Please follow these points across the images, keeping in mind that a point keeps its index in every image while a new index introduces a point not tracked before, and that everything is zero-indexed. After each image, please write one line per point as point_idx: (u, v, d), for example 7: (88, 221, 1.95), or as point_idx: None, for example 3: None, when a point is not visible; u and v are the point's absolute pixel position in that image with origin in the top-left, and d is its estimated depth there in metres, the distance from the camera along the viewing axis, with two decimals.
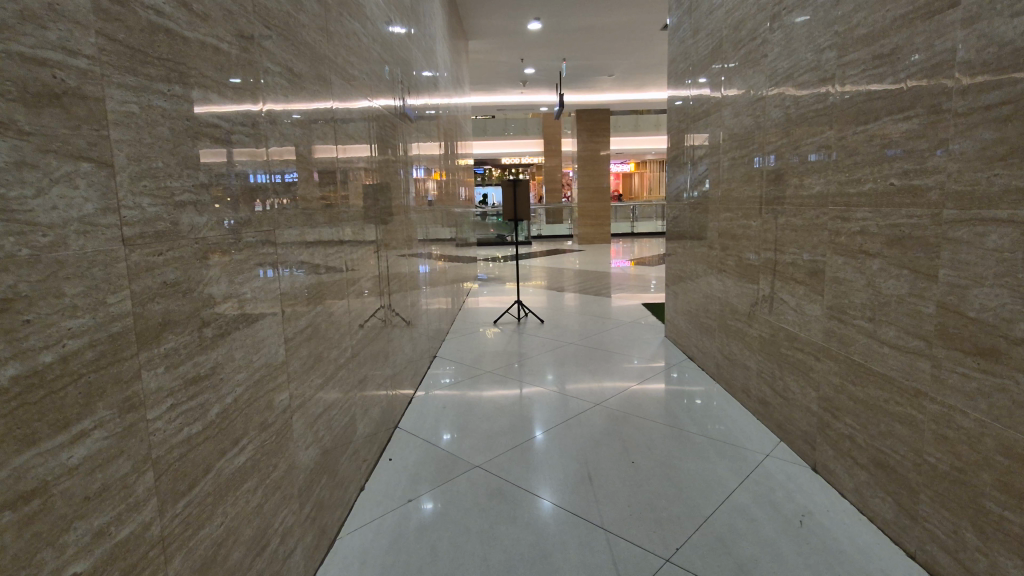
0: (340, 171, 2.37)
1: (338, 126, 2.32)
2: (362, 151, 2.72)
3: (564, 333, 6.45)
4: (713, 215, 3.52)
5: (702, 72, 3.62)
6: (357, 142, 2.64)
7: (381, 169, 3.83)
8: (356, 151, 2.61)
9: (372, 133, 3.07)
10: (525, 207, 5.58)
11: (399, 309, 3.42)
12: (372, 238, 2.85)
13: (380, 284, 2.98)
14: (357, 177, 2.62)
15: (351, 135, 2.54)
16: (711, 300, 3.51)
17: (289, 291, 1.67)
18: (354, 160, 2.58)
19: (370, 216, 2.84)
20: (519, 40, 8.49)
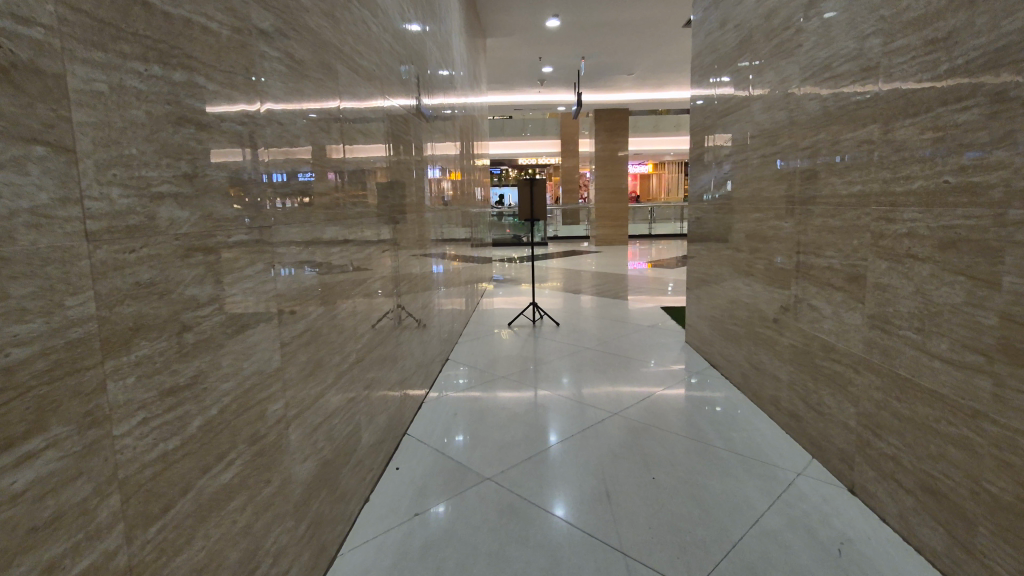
0: (348, 167, 2.25)
1: (347, 119, 2.21)
2: (373, 149, 2.62)
3: (581, 337, 6.31)
4: (740, 216, 3.35)
5: (728, 67, 3.45)
6: (369, 139, 2.54)
7: (394, 167, 3.72)
8: (367, 148, 2.51)
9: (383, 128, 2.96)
10: (542, 207, 5.43)
11: (411, 311, 3.31)
12: (382, 238, 2.74)
13: (391, 285, 2.87)
14: (368, 175, 2.52)
15: (361, 129, 2.43)
16: (738, 306, 3.33)
17: (286, 292, 1.55)
18: (365, 158, 2.48)
19: (380, 216, 2.73)
20: (537, 37, 8.35)
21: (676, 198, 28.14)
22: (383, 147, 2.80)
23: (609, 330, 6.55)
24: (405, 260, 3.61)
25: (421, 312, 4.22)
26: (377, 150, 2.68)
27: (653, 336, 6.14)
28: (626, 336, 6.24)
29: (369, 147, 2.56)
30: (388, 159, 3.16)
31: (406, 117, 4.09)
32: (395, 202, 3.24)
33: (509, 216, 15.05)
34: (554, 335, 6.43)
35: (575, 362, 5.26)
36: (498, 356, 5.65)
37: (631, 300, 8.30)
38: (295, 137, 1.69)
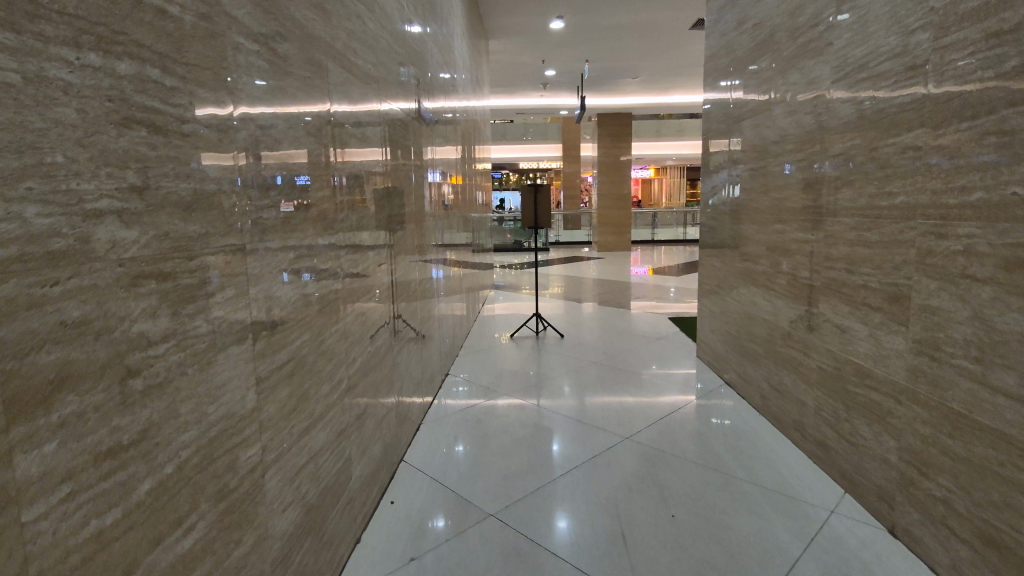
0: (342, 175, 2.06)
1: (340, 122, 2.02)
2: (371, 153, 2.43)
3: (586, 346, 6.10)
4: (757, 226, 3.16)
5: (746, 68, 3.27)
6: (366, 144, 2.36)
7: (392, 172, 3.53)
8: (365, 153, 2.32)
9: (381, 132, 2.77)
10: (546, 214, 5.25)
11: (409, 325, 3.11)
12: (379, 250, 2.55)
13: (388, 300, 2.67)
14: (365, 182, 2.33)
15: (357, 133, 2.24)
16: (756, 322, 3.13)
17: (266, 319, 1.36)
18: (361, 164, 2.29)
19: (377, 226, 2.54)
20: (541, 40, 8.19)
21: (677, 202, 28.01)
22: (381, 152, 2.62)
23: (614, 340, 6.34)
24: (405, 270, 3.41)
25: (421, 324, 4.02)
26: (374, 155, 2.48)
27: (661, 347, 5.92)
28: (632, 346, 6.03)
29: (368, 152, 2.43)
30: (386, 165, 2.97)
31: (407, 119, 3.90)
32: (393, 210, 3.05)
33: (510, 221, 14.87)
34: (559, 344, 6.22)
35: (579, 374, 5.05)
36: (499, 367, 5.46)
37: (635, 308, 8.10)
38: (280, 142, 1.50)
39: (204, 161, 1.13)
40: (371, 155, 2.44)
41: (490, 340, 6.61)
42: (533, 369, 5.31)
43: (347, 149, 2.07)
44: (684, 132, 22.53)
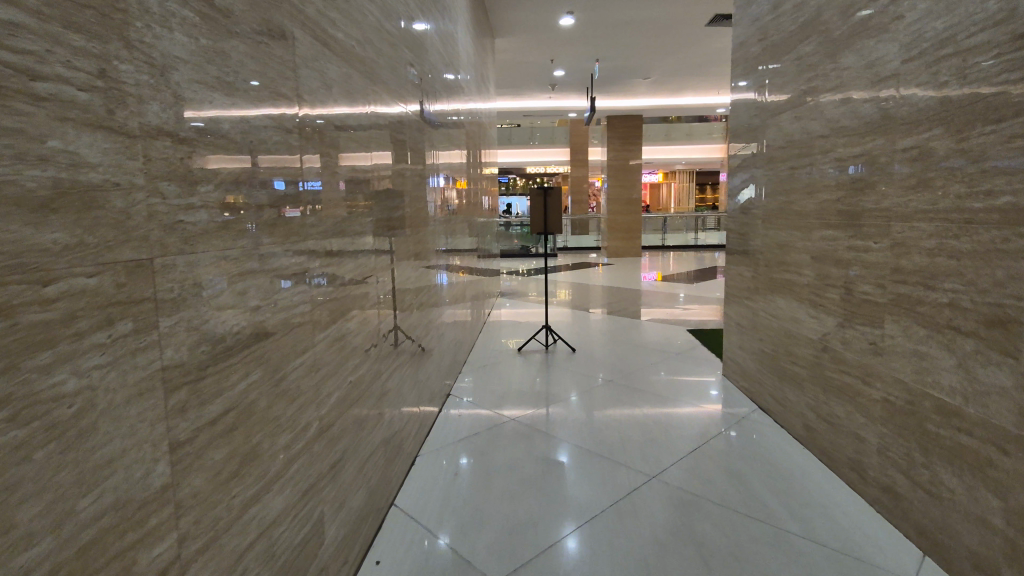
0: (325, 172, 1.71)
1: (322, 108, 1.67)
2: (362, 148, 2.08)
3: (597, 358, 5.69)
4: (795, 233, 2.79)
5: (784, 55, 2.90)
6: (358, 135, 2.01)
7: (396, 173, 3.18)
8: (354, 147, 1.97)
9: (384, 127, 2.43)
10: (556, 218, 4.89)
11: (408, 343, 2.75)
12: (372, 259, 2.20)
13: (382, 316, 2.31)
14: (353, 181, 1.98)
15: (347, 123, 1.89)
16: (799, 343, 2.74)
17: (194, 359, 1.01)
18: (350, 159, 1.94)
19: (370, 232, 2.18)
20: (550, 38, 7.86)
21: (686, 207, 27.62)
22: (375, 148, 2.27)
23: (627, 351, 5.92)
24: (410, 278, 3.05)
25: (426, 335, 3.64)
26: (366, 150, 2.13)
27: (678, 360, 5.49)
28: (647, 358, 5.61)
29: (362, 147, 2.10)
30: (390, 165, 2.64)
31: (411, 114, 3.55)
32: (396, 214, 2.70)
33: (517, 226, 14.53)
34: (567, 356, 5.82)
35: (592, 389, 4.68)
36: (506, 380, 5.10)
37: (648, 317, 7.72)
38: (226, 126, 1.14)
39: (207, 165, 1.06)
40: (363, 149, 2.09)
41: (496, 351, 6.25)
42: (543, 382, 4.94)
43: (328, 139, 1.72)
44: (693, 135, 22.13)
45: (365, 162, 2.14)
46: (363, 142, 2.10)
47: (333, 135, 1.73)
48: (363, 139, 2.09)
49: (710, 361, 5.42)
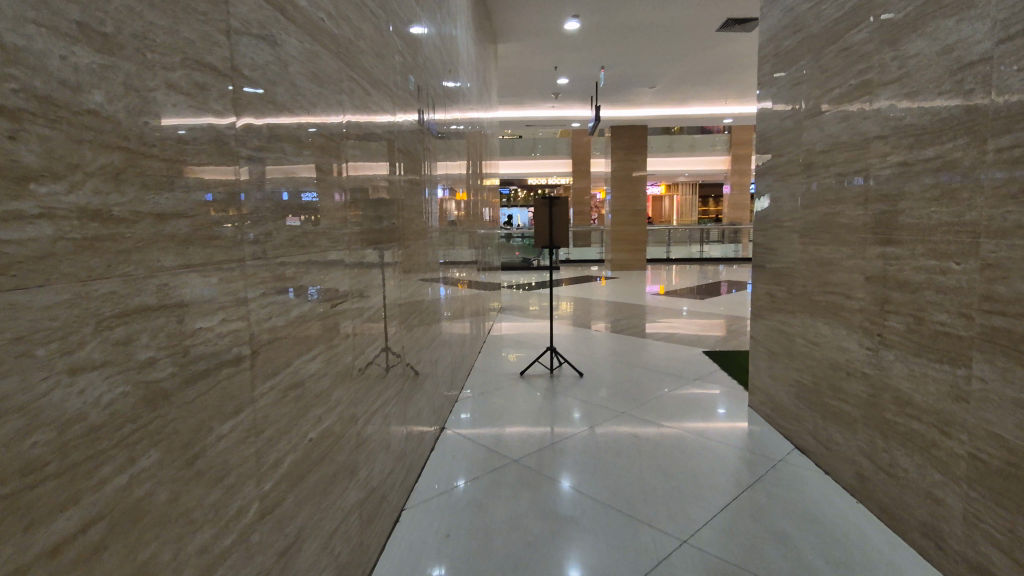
0: (284, 175, 1.34)
1: (277, 93, 1.31)
2: (339, 143, 1.71)
3: (601, 377, 5.27)
4: (842, 249, 2.42)
5: (826, 46, 2.54)
6: (332, 130, 1.64)
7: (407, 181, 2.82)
8: (327, 142, 1.60)
9: (372, 124, 2.07)
10: (563, 230, 4.54)
11: (398, 374, 2.37)
12: (351, 280, 1.82)
13: (365, 346, 1.93)
14: (326, 185, 1.60)
15: (316, 115, 1.53)
16: (849, 378, 2.36)
17: (13, 454, 0.64)
18: (323, 158, 1.57)
19: (351, 247, 1.81)
20: (554, 43, 7.57)
21: (689, 219, 27.30)
22: (359, 145, 1.90)
23: (632, 368, 5.51)
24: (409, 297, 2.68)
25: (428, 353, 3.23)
26: (345, 148, 1.76)
27: (688, 379, 5.09)
28: (655, 376, 5.20)
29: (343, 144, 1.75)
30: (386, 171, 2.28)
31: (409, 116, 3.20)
32: (389, 225, 2.34)
33: (519, 238, 14.21)
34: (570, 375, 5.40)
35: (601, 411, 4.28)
36: (508, 400, 4.70)
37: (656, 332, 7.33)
38: (104, 100, 0.78)
39: (192, 176, 0.98)
40: (340, 148, 1.72)
41: (498, 369, 5.86)
42: (548, 403, 4.55)
43: (286, 131, 1.35)
44: (697, 147, 21.86)
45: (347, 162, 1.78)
46: (342, 138, 1.73)
47: (292, 128, 1.37)
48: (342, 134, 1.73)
49: (726, 380, 5.02)
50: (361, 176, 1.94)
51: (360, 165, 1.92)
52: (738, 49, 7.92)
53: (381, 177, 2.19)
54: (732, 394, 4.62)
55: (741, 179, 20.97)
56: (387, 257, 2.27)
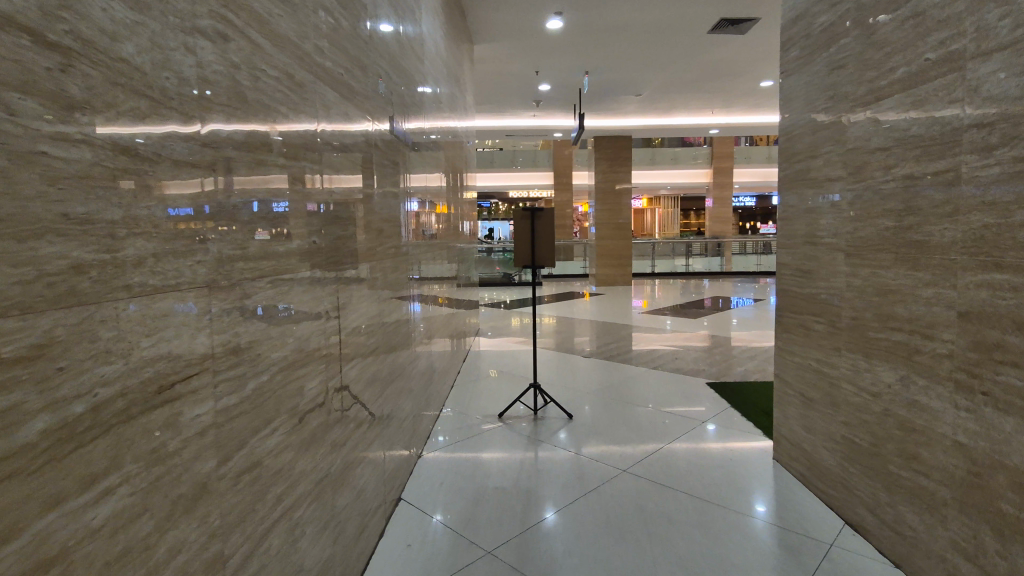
0: (46, 165, 0.72)
1: (25, 9, 0.69)
2: (208, 125, 1.08)
3: (590, 400, 4.61)
4: (913, 275, 1.86)
5: (880, 16, 2.00)
6: (190, 102, 1.02)
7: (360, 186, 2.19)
8: (174, 119, 0.97)
9: (289, 104, 1.46)
10: (546, 246, 3.94)
11: (335, 449, 1.72)
12: (241, 334, 1.18)
13: (268, 429, 1.29)
14: (174, 190, 0.97)
15: (150, 71, 0.91)
16: (931, 446, 1.79)
17: None
18: (164, 146, 0.94)
19: (231, 284, 1.15)
20: (535, 45, 7.04)
21: (671, 232, 27.00)
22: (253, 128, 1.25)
23: (623, 389, 4.88)
24: (353, 338, 2.02)
25: (389, 399, 2.56)
26: (223, 132, 1.13)
27: (686, 402, 4.45)
28: (649, 399, 4.56)
29: (215, 124, 1.11)
30: (314, 174, 1.66)
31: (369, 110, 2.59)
32: (319, 247, 1.70)
33: (500, 252, 13.64)
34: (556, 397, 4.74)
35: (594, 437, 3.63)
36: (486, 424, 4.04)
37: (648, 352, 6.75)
38: None
39: (105, 189, 0.81)
40: (214, 132, 1.10)
41: (477, 390, 5.21)
42: (531, 428, 3.89)
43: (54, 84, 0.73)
44: (678, 160, 21.62)
45: (223, 148, 1.14)
46: (211, 112, 1.09)
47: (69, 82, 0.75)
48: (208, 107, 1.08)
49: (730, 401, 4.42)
50: (259, 174, 1.30)
51: (255, 159, 1.28)
52: (728, 54, 7.49)
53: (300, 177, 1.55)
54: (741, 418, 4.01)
55: (723, 192, 20.76)
56: (313, 291, 1.62)
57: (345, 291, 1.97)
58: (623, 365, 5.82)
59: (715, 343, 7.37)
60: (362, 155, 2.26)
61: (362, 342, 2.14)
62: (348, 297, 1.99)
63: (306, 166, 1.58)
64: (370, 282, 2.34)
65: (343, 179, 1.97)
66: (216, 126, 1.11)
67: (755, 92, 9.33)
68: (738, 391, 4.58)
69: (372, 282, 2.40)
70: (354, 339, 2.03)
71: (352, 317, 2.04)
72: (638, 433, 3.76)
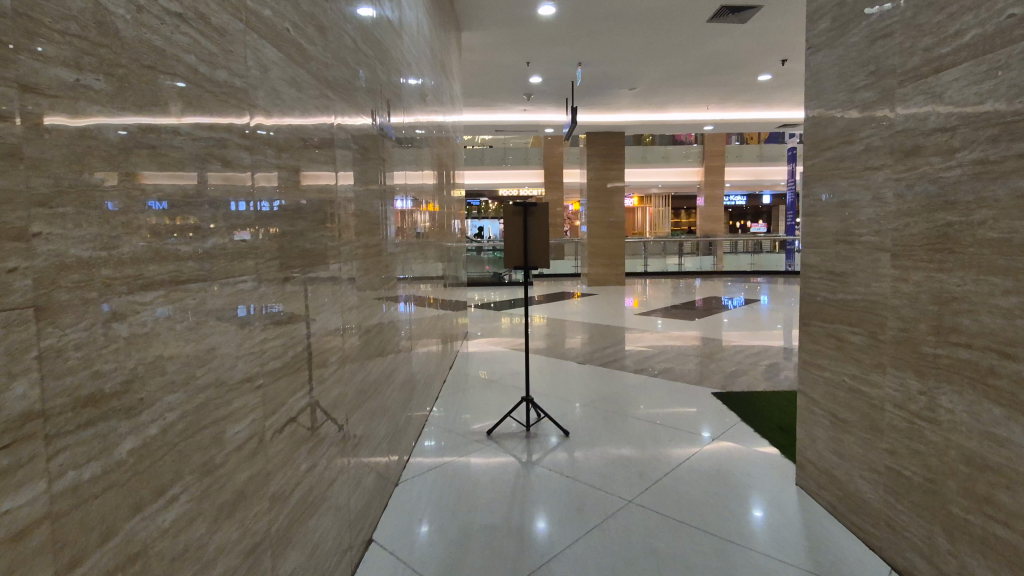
0: None
1: None
2: (35, 64, 0.74)
3: (586, 404, 4.24)
4: (983, 280, 1.55)
5: None
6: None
7: (321, 172, 1.83)
8: None
9: (204, 57, 1.10)
10: (539, 245, 3.58)
11: (279, 502, 1.37)
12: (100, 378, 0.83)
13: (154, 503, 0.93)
14: None
15: None
16: (1008, 487, 1.48)
17: None
18: None
19: (61, 305, 0.77)
20: (527, 34, 6.70)
21: (661, 231, 26.82)
22: (123, 121, 0.89)
23: (623, 391, 4.50)
24: (307, 352, 1.64)
25: (361, 422, 2.20)
26: (66, 78, 0.78)
27: (691, 402, 4.10)
28: (651, 401, 4.18)
29: (49, 119, 0.76)
30: (243, 166, 1.29)
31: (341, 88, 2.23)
32: (251, 246, 1.32)
33: (490, 250, 13.31)
34: (548, 401, 4.38)
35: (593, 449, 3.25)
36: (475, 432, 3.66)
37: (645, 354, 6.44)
38: None
39: None
40: (46, 76, 0.75)
41: (467, 394, 4.85)
42: (524, 437, 3.51)
43: None
44: (669, 158, 21.38)
45: (59, 128, 0.78)
46: (23, 72, 0.72)
47: None
48: (17, 73, 0.71)
49: (740, 401, 4.03)
50: (136, 172, 0.93)
51: (130, 132, 0.91)
52: (727, 45, 7.19)
53: (221, 152, 1.19)
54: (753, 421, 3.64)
55: (714, 190, 20.58)
56: (240, 300, 1.24)
57: (298, 298, 1.59)
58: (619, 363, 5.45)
59: (714, 345, 7.08)
60: (329, 139, 1.90)
61: (323, 355, 1.77)
62: (303, 308, 1.63)
63: (230, 139, 1.21)
64: (336, 286, 1.98)
65: (297, 163, 1.60)
66: (42, 117, 0.75)
67: (752, 87, 9.07)
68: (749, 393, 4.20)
69: (340, 287, 2.04)
70: (311, 357, 1.66)
71: (311, 328, 1.68)
72: (642, 439, 3.40)
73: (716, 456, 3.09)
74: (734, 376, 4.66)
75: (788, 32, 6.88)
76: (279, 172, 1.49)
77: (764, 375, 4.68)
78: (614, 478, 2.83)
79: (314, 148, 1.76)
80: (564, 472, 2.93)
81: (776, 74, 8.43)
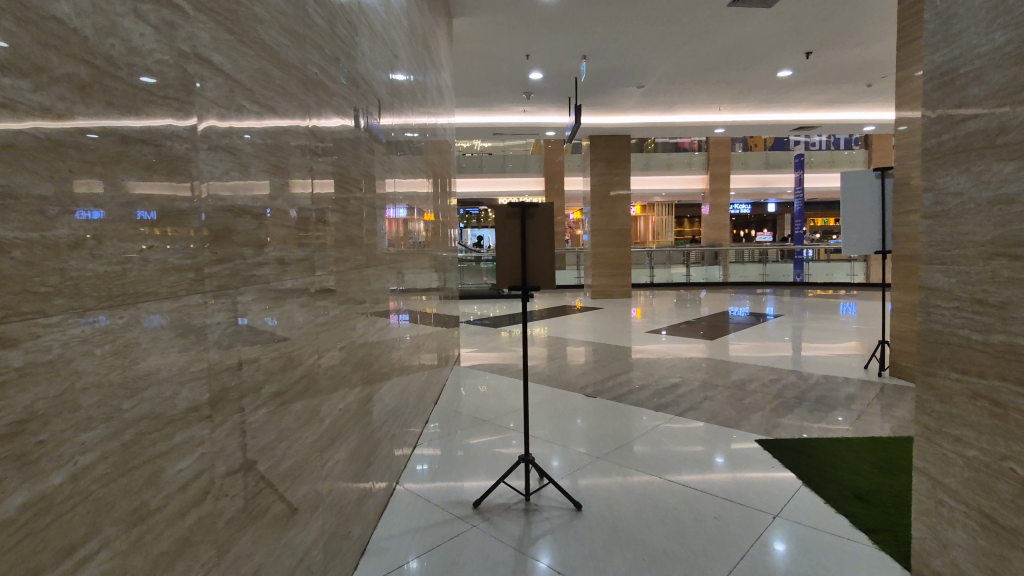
0: None
1: None
2: None
3: (601, 441, 3.43)
4: None
5: None
6: None
7: (191, 140, 1.07)
8: None
9: None
10: (542, 258, 2.80)
11: None
12: None
13: None
14: None
15: None
16: None
17: None
18: None
19: None
20: (525, 20, 6.00)
21: (664, 239, 26.18)
22: None
23: (644, 426, 3.68)
24: (103, 473, 0.83)
25: (282, 530, 1.44)
26: None
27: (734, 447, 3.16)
28: (683, 441, 3.34)
29: None
30: None
31: (285, 48, 1.52)
32: None
33: (489, 259, 12.64)
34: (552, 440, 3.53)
35: (614, 517, 2.41)
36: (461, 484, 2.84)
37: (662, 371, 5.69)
38: None
39: None
40: None
41: (459, 422, 4.06)
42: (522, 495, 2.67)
43: None
44: (673, 165, 20.64)
45: None
46: None
47: None
48: None
49: (796, 444, 3.21)
50: None
51: None
52: (747, 34, 6.49)
53: None
54: (819, 472, 2.81)
55: (720, 198, 19.91)
56: None
57: (71, 377, 0.78)
58: (635, 391, 4.63)
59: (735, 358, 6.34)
60: (211, 90, 1.15)
61: (159, 462, 0.95)
62: (118, 387, 0.86)
63: None
64: (229, 331, 1.19)
65: (101, 113, 0.85)
66: None
67: (767, 84, 8.36)
68: (805, 439, 3.28)
69: (243, 333, 1.26)
70: (119, 481, 0.86)
71: (125, 425, 0.87)
72: (677, 505, 2.50)
73: (789, 540, 2.18)
74: (777, 414, 3.84)
75: (817, 19, 6.15)
76: (11, 118, 0.71)
77: (813, 410, 3.90)
78: (645, 569, 2.02)
79: (165, 95, 1.00)
80: (574, 570, 2.02)
81: (797, 68, 7.70)
